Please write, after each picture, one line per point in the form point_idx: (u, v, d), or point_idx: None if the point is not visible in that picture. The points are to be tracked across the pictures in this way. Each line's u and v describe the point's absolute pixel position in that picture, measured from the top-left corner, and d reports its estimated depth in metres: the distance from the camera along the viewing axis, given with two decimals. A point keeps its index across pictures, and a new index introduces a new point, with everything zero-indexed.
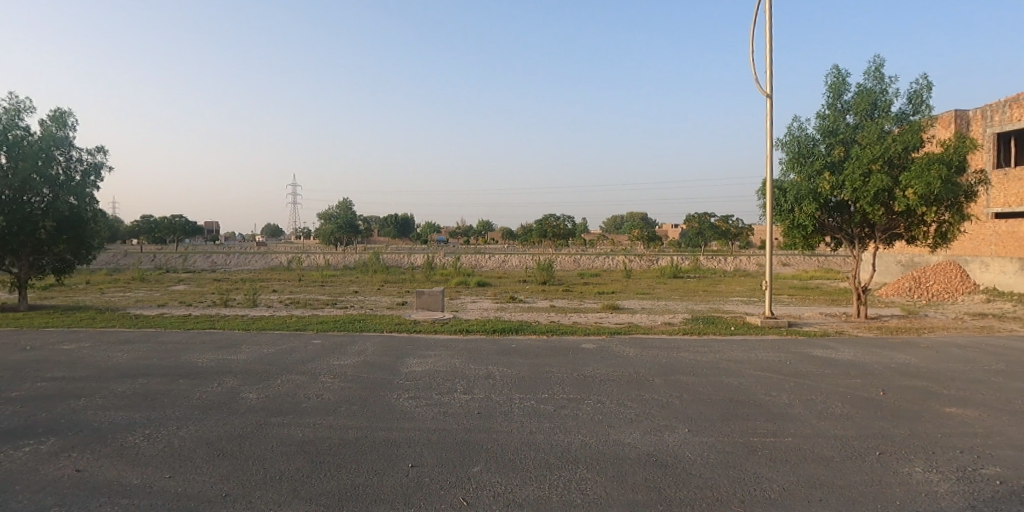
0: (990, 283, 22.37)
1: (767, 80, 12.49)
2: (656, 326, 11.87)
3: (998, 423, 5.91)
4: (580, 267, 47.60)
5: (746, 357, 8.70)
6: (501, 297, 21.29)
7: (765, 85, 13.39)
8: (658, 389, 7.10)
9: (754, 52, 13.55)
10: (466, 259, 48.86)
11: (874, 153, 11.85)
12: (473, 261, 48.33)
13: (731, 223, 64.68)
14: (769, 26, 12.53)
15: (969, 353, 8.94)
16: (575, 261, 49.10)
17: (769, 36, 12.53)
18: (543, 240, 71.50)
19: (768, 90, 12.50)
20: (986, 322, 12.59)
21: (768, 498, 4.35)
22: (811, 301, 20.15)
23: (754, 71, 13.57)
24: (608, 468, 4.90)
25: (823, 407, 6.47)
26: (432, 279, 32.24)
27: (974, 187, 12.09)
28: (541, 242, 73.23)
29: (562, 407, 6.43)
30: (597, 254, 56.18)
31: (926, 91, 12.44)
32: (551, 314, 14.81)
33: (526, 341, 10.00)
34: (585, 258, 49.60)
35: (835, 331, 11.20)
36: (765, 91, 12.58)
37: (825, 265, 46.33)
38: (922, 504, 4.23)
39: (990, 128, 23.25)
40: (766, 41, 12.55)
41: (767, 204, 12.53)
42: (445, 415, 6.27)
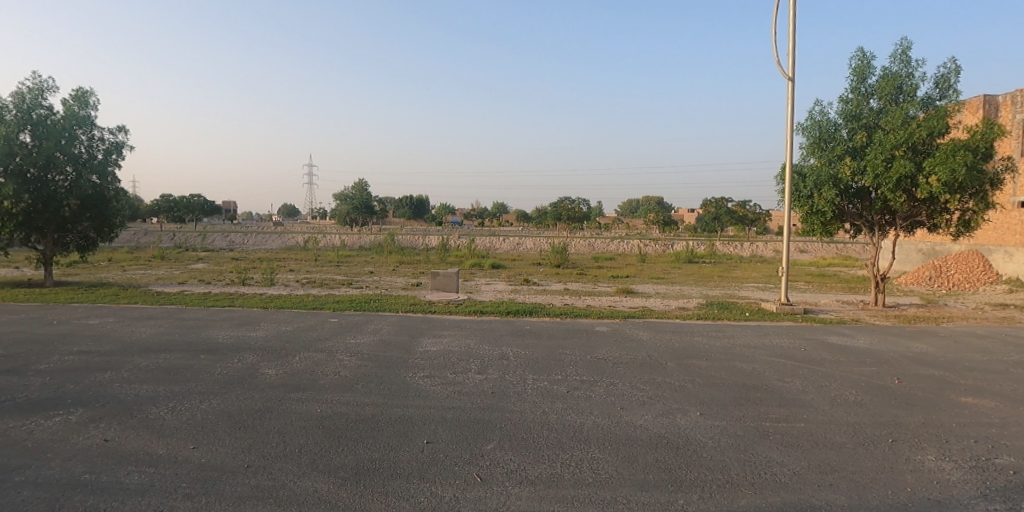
0: (1013, 273, 21.88)
1: (789, 63, 12.24)
2: (670, 311, 11.87)
3: (1015, 415, 5.84)
4: (594, 250, 47.53)
5: (761, 343, 8.68)
6: (515, 278, 21.51)
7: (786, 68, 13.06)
8: (671, 372, 7.12)
9: (776, 35, 13.24)
10: (480, 240, 48.97)
11: (898, 139, 11.60)
12: (488, 243, 48.50)
13: (749, 208, 63.89)
14: (793, 6, 12.24)
15: (989, 343, 8.83)
16: (590, 245, 48.96)
17: (792, 17, 12.25)
18: (558, 223, 71.43)
19: (790, 73, 12.26)
20: (1007, 313, 12.38)
21: (779, 481, 4.41)
22: (829, 288, 19.98)
23: (776, 54, 13.25)
24: (620, 449, 4.96)
25: (837, 394, 6.45)
26: (446, 261, 32.39)
27: (1000, 174, 11.79)
28: (557, 224, 73.29)
29: (574, 389, 6.46)
30: (613, 239, 56.01)
31: (954, 75, 12.09)
32: (565, 297, 14.84)
33: (539, 323, 10.05)
34: (600, 242, 49.47)
35: (851, 319, 11.08)
36: (787, 75, 12.32)
37: (845, 252, 45.70)
38: (935, 492, 4.23)
39: (1019, 113, 22.53)
40: (790, 22, 12.27)
41: (785, 188, 12.35)
42: (459, 394, 6.37)
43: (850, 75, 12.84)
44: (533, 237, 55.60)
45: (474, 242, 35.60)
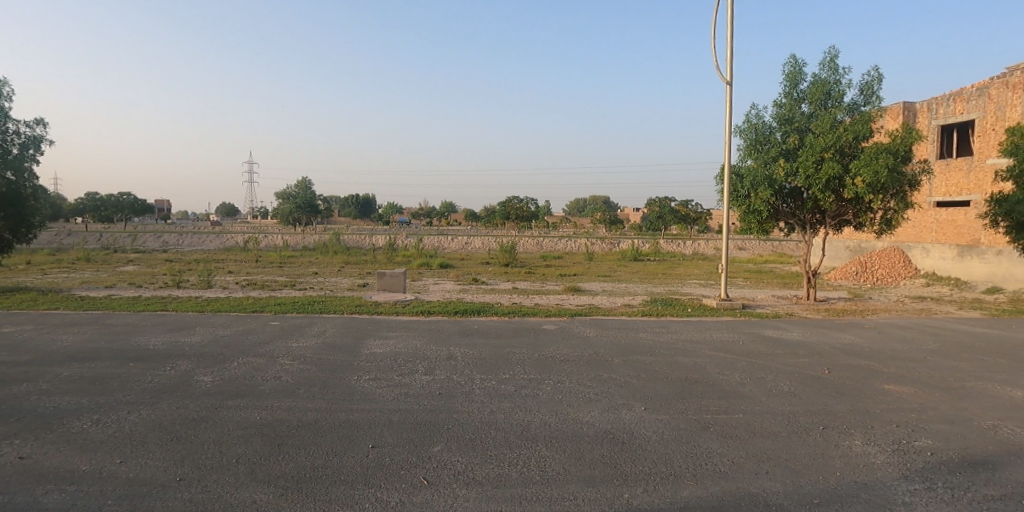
0: (930, 268, 23.41)
1: (727, 67, 12.70)
2: (616, 308, 12.06)
3: (932, 401, 6.30)
4: (542, 249, 47.94)
5: (703, 338, 8.96)
6: (464, 278, 21.28)
7: (725, 72, 13.55)
8: (617, 368, 7.24)
9: (714, 41, 13.70)
10: (427, 240, 48.47)
11: (827, 142, 12.25)
12: (436, 242, 48.00)
13: (690, 208, 65.87)
14: (730, 13, 12.70)
15: (909, 333, 9.47)
16: (538, 244, 49.40)
17: (730, 23, 12.71)
18: (506, 222, 71.52)
19: (728, 78, 12.72)
20: (924, 305, 13.28)
21: (719, 472, 4.57)
22: (765, 284, 20.95)
23: (715, 59, 13.69)
24: (567, 446, 4.99)
25: (772, 385, 6.74)
26: (394, 260, 31.87)
27: (917, 176, 12.62)
28: (505, 223, 73.47)
29: (521, 387, 6.44)
30: (561, 238, 56.74)
31: (876, 82, 12.87)
32: (515, 296, 14.85)
33: (488, 323, 10.00)
34: (548, 241, 49.92)
35: (785, 313, 11.65)
36: (726, 79, 12.77)
37: (778, 250, 48.01)
38: (860, 478, 4.53)
39: (935, 120, 24.32)
40: (728, 28, 12.73)
41: (724, 189, 12.81)
42: (406, 396, 6.25)
43: (783, 80, 13.44)
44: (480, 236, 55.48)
45: (421, 241, 35.14)
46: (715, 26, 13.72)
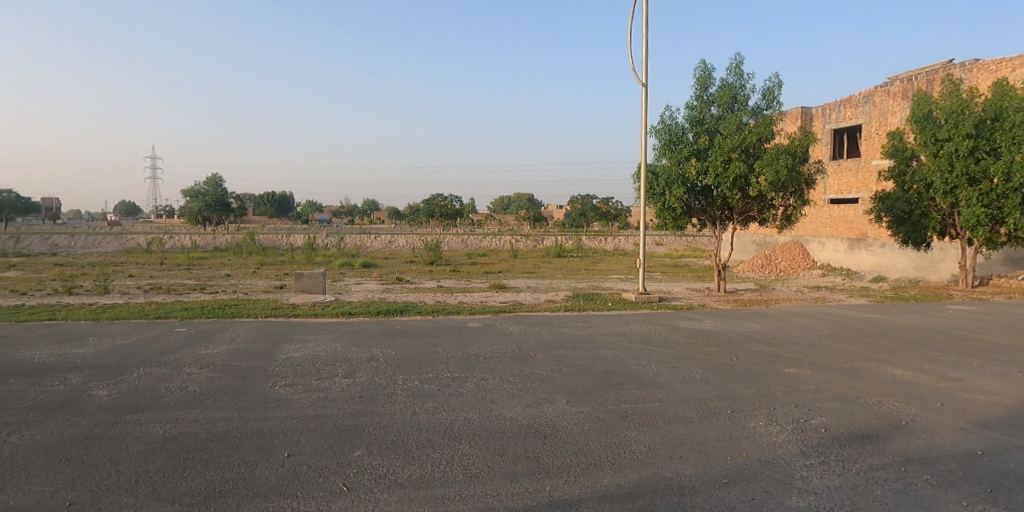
0: (826, 260, 25.46)
1: (643, 70, 13.19)
2: (540, 304, 12.24)
3: (824, 382, 6.86)
4: (468, 247, 47.98)
5: (622, 331, 9.28)
6: (388, 278, 20.82)
7: (640, 74, 14.07)
8: (541, 363, 7.34)
9: (631, 44, 14.18)
10: (350, 238, 47.12)
11: (733, 143, 13.03)
12: (358, 241, 46.78)
13: (610, 205, 69.46)
14: (645, 18, 13.22)
15: (806, 320, 10.28)
16: (463, 242, 49.42)
17: (645, 28, 13.21)
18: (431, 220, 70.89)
19: (643, 80, 13.22)
20: (820, 294, 14.45)
21: (637, 459, 4.74)
22: (680, 278, 22.02)
23: (631, 61, 14.19)
24: (490, 443, 4.99)
25: (686, 373, 7.08)
26: (313, 261, 30.72)
27: (813, 176, 13.69)
28: (430, 220, 72.81)
29: (445, 386, 6.38)
30: (486, 235, 57.01)
31: (777, 88, 13.82)
32: (440, 294, 14.72)
33: (411, 322, 9.85)
34: (473, 238, 50.05)
35: (698, 304, 12.30)
36: (642, 81, 13.27)
37: (692, 244, 50.72)
38: (764, 456, 4.85)
39: (828, 124, 26.52)
40: (643, 32, 13.22)
41: (641, 187, 13.33)
42: (325, 401, 6.02)
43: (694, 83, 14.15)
44: (405, 234, 54.64)
45: (342, 239, 34.13)
46: (631, 29, 14.20)
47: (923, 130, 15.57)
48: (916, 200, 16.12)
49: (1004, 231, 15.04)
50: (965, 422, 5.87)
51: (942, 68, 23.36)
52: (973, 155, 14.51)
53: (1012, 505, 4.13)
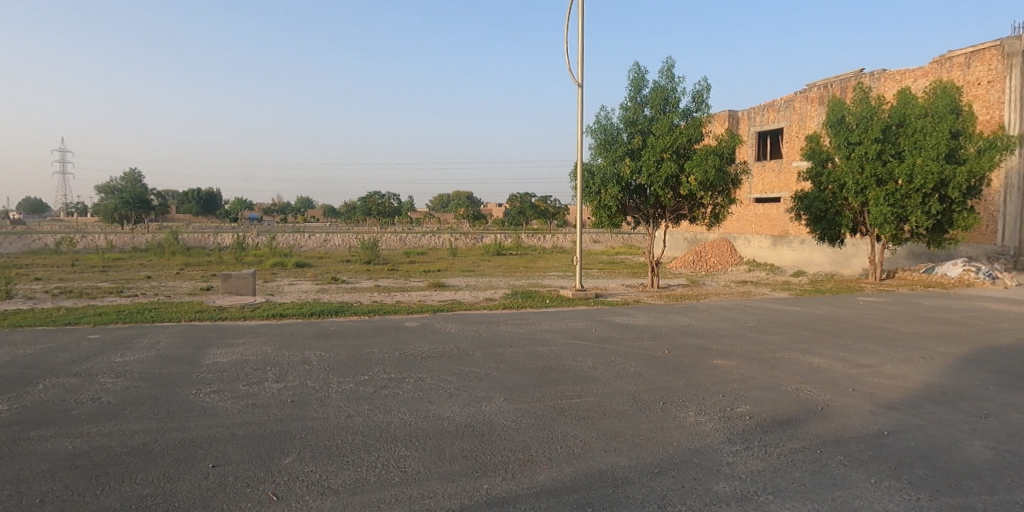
0: (751, 257, 26.79)
1: (579, 70, 13.43)
2: (478, 302, 12.24)
3: (749, 371, 7.23)
4: (406, 246, 47.39)
5: (560, 327, 9.42)
6: (323, 278, 20.19)
7: (577, 75, 14.33)
8: (479, 361, 7.34)
9: (567, 45, 14.40)
10: (282, 237, 45.49)
11: (665, 144, 13.51)
12: (291, 240, 45.18)
13: (550, 204, 70.95)
14: (581, 19, 13.45)
15: (733, 313, 10.81)
16: (402, 240, 48.80)
17: (581, 29, 13.46)
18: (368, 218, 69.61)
19: (580, 80, 13.46)
20: (745, 288, 15.21)
21: (573, 453, 4.83)
22: (616, 274, 22.57)
23: (568, 61, 14.42)
24: (427, 443, 4.94)
25: (621, 367, 7.27)
26: (242, 261, 29.40)
27: (739, 176, 14.37)
28: (367, 218, 71.42)
29: (381, 388, 6.26)
30: (426, 234, 56.52)
31: (706, 91, 14.40)
32: (377, 294, 14.43)
33: (346, 323, 9.62)
34: (412, 237, 49.50)
35: (633, 300, 12.65)
36: (578, 81, 13.50)
37: (627, 242, 52.37)
38: (693, 445, 5.05)
39: (753, 127, 27.96)
40: (579, 33, 13.46)
41: (577, 185, 13.57)
42: (254, 407, 5.77)
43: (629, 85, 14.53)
44: (341, 233, 53.26)
45: (274, 238, 32.87)
46: (568, 30, 14.42)
47: (837, 134, 16.65)
48: (831, 199, 17.26)
49: (907, 229, 16.38)
50: (873, 405, 6.36)
51: (854, 76, 25.15)
52: (881, 159, 15.75)
53: (913, 480, 4.51)
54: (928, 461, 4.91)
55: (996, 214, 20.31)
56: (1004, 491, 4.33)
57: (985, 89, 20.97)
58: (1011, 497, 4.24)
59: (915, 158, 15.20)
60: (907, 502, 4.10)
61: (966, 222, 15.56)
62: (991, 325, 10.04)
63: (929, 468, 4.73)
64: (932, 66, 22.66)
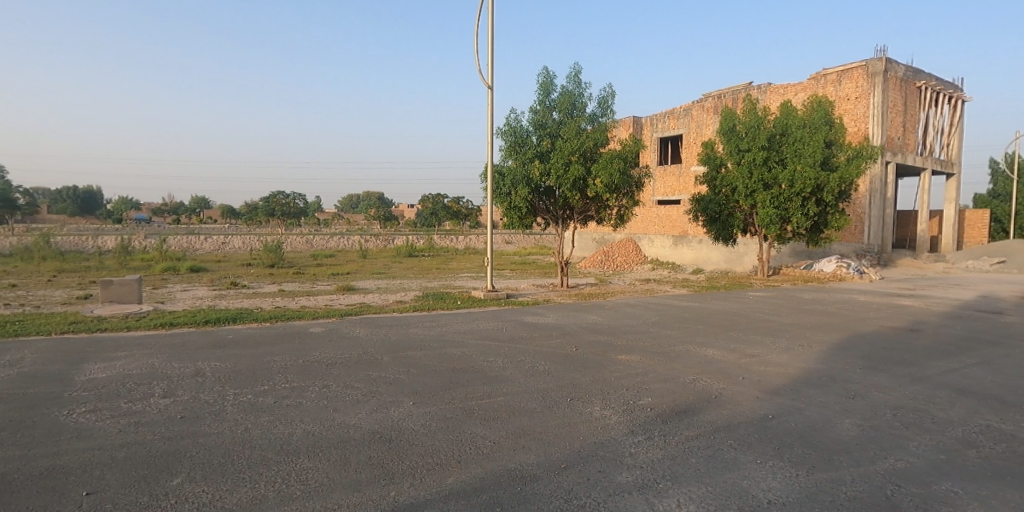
0: (654, 256, 28.27)
1: (490, 72, 13.54)
2: (389, 305, 12.02)
3: (650, 365, 7.64)
4: (313, 248, 45.58)
5: (471, 328, 9.46)
6: (220, 283, 18.95)
7: (487, 77, 14.44)
8: (387, 366, 7.21)
9: (477, 46, 14.47)
10: (174, 239, 42.14)
11: (573, 147, 13.94)
12: (184, 243, 42.00)
13: (461, 204, 71.08)
14: (491, 22, 13.58)
15: (637, 310, 11.37)
16: (309, 242, 46.88)
17: (491, 31, 13.59)
18: (272, 219, 66.21)
19: (490, 82, 13.58)
20: (649, 286, 16.03)
21: (482, 453, 4.87)
22: (529, 274, 23.02)
23: (479, 63, 14.50)
24: (331, 453, 4.78)
25: (530, 366, 7.42)
26: (126, 266, 26.94)
27: (642, 179, 15.12)
28: (271, 218, 67.90)
29: (282, 398, 5.98)
30: (334, 235, 54.61)
31: (611, 98, 15.01)
32: (280, 299, 13.74)
33: (245, 331, 9.10)
34: (320, 238, 47.70)
35: (544, 300, 12.96)
36: (489, 83, 13.61)
37: (539, 242, 53.51)
38: (599, 439, 5.26)
39: (656, 133, 29.61)
40: (489, 35, 13.57)
41: (488, 186, 13.68)
42: (138, 425, 5.31)
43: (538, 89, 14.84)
44: (242, 234, 50.19)
45: (165, 240, 30.39)
46: (478, 31, 14.49)
47: (729, 141, 17.91)
48: (724, 201, 18.56)
49: (789, 229, 17.98)
50: (760, 391, 6.92)
51: (744, 88, 27.21)
52: (767, 164, 17.16)
53: (793, 459, 4.95)
54: (805, 439, 5.43)
55: (863, 215, 22.78)
56: (868, 463, 4.87)
57: (853, 104, 23.42)
58: (873, 468, 4.77)
59: (796, 165, 16.70)
60: (787, 479, 4.50)
61: (838, 223, 17.33)
62: (858, 315, 11.27)
63: (806, 447, 5.23)
64: (810, 81, 24.96)
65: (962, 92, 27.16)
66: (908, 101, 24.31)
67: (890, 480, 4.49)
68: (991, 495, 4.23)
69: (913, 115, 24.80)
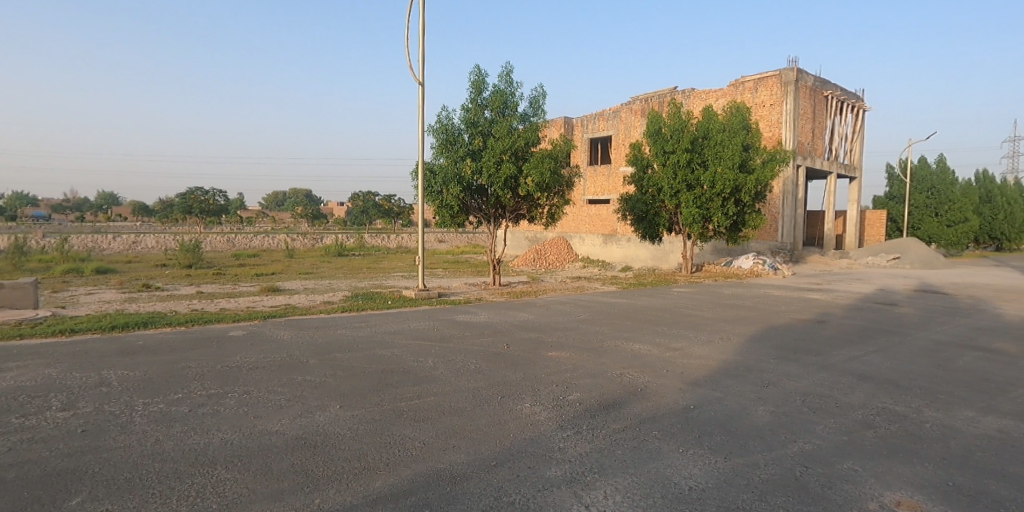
0: (585, 254, 29.02)
1: (421, 69, 13.41)
2: (315, 307, 11.67)
3: (579, 361, 7.84)
4: (235, 248, 43.43)
5: (401, 329, 9.36)
6: (129, 285, 17.68)
7: (418, 73, 14.28)
8: (313, 369, 7.01)
9: (408, 42, 14.29)
10: (76, 239, 38.91)
11: (504, 146, 14.06)
12: (88, 243, 38.86)
13: (394, 203, 70.37)
14: (421, 18, 13.45)
15: (568, 307, 11.63)
16: (230, 241, 44.60)
17: (422, 27, 13.46)
18: (190, 216, 62.52)
19: (421, 79, 13.44)
20: (579, 283, 16.42)
21: (411, 455, 4.85)
22: (461, 273, 22.99)
23: (409, 59, 14.31)
24: (252, 462, 4.60)
25: (461, 365, 7.43)
26: (16, 268, 24.59)
27: (572, 179, 15.45)
28: (188, 217, 64.09)
29: (198, 406, 5.69)
30: (258, 234, 52.24)
31: (542, 98, 15.22)
32: (197, 302, 13.02)
33: (156, 336, 8.56)
34: (242, 238, 45.52)
35: (476, 298, 12.99)
36: (420, 79, 13.47)
37: (472, 241, 53.59)
38: (528, 435, 5.35)
39: (586, 134, 30.35)
40: (420, 31, 13.44)
41: (419, 184, 13.55)
42: (32, 442, 4.89)
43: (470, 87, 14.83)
44: (155, 232, 47.02)
45: (65, 239, 28.01)
46: (409, 27, 14.30)
47: (655, 143, 18.62)
48: (651, 201, 19.28)
49: (711, 228, 18.94)
50: (682, 383, 7.27)
51: (670, 92, 28.37)
52: (690, 166, 17.98)
53: (712, 446, 5.24)
54: (724, 427, 5.76)
55: (777, 215, 24.32)
56: (779, 447, 5.23)
57: (768, 111, 24.93)
58: (784, 451, 5.13)
59: (716, 167, 17.60)
60: (707, 466, 4.76)
61: (754, 222, 18.42)
62: (771, 308, 12.05)
63: (724, 434, 5.55)
64: (730, 88, 26.34)
65: (863, 102, 29.52)
66: (816, 109, 26.16)
67: (798, 462, 4.85)
68: (884, 471, 4.66)
69: (821, 122, 26.72)
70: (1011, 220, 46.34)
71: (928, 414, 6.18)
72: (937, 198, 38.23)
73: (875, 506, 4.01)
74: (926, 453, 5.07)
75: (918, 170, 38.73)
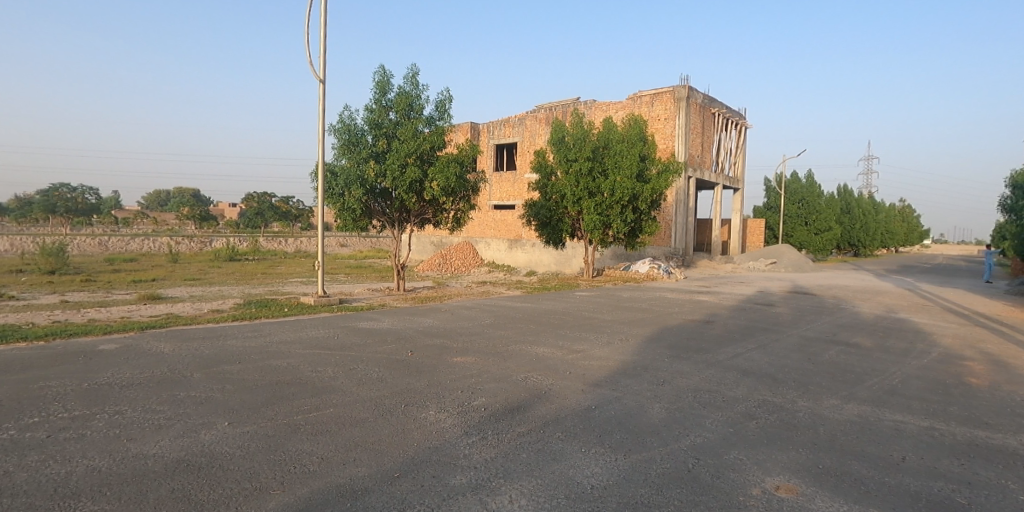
0: (492, 258, 29.40)
1: (322, 66, 12.93)
2: (202, 315, 10.83)
3: (483, 366, 7.92)
4: (107, 252, 39.34)
5: (297, 337, 8.96)
6: None
7: (319, 70, 13.74)
8: (197, 384, 6.53)
9: (308, 38, 13.72)
10: None
11: (409, 149, 13.91)
12: None
13: (291, 204, 69.20)
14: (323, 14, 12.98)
15: (473, 312, 11.68)
16: (101, 244, 40.27)
17: (323, 24, 13.00)
18: (51, 217, 55.84)
19: (322, 76, 12.96)
20: (485, 288, 16.53)
21: (307, 471, 4.66)
22: (364, 279, 22.33)
23: (309, 55, 13.74)
24: (125, 491, 4.19)
25: (362, 374, 7.25)
26: None
27: (478, 184, 15.55)
28: (50, 217, 57.14)
29: (59, 431, 5.10)
30: (135, 236, 47.61)
31: (448, 102, 15.20)
32: (60, 312, 11.64)
33: (7, 352, 7.56)
34: (116, 240, 41.28)
35: (379, 304, 12.72)
36: (320, 77, 12.97)
37: (377, 246, 52.58)
38: (431, 444, 5.32)
39: (492, 139, 30.65)
40: (321, 28, 12.98)
41: (319, 186, 13.02)
42: None
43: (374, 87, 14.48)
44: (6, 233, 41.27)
45: None
46: (308, 21, 13.73)
47: (558, 151, 19.22)
48: (555, 207, 19.88)
49: (611, 234, 19.85)
50: (584, 384, 7.56)
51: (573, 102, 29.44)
52: (591, 174, 18.76)
53: (613, 444, 5.51)
54: (623, 425, 6.07)
55: (671, 222, 26.00)
56: (673, 442, 5.60)
57: (663, 124, 26.57)
58: (679, 445, 5.51)
59: (615, 176, 18.50)
60: (607, 464, 4.99)
61: (650, 228, 19.56)
62: (665, 310, 12.85)
63: (624, 432, 5.85)
64: (629, 101, 27.84)
65: (745, 120, 32.35)
66: (705, 125, 28.31)
67: (691, 455, 5.22)
68: (765, 458, 5.14)
69: (709, 137, 28.97)
70: (863, 229, 52.98)
71: (801, 404, 6.89)
72: (806, 209, 42.80)
73: (758, 491, 4.41)
74: (800, 439, 5.66)
75: (791, 183, 43.05)
